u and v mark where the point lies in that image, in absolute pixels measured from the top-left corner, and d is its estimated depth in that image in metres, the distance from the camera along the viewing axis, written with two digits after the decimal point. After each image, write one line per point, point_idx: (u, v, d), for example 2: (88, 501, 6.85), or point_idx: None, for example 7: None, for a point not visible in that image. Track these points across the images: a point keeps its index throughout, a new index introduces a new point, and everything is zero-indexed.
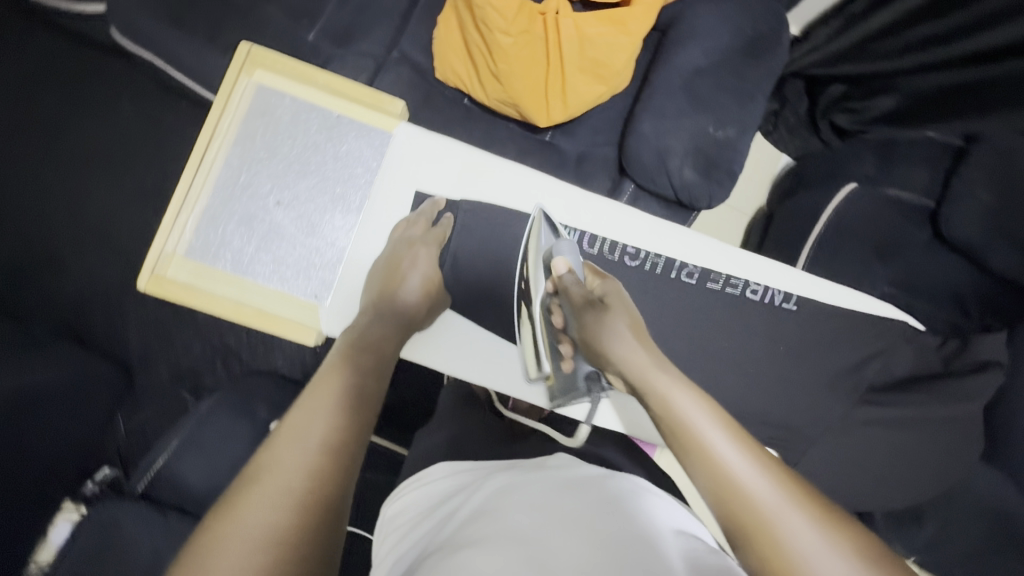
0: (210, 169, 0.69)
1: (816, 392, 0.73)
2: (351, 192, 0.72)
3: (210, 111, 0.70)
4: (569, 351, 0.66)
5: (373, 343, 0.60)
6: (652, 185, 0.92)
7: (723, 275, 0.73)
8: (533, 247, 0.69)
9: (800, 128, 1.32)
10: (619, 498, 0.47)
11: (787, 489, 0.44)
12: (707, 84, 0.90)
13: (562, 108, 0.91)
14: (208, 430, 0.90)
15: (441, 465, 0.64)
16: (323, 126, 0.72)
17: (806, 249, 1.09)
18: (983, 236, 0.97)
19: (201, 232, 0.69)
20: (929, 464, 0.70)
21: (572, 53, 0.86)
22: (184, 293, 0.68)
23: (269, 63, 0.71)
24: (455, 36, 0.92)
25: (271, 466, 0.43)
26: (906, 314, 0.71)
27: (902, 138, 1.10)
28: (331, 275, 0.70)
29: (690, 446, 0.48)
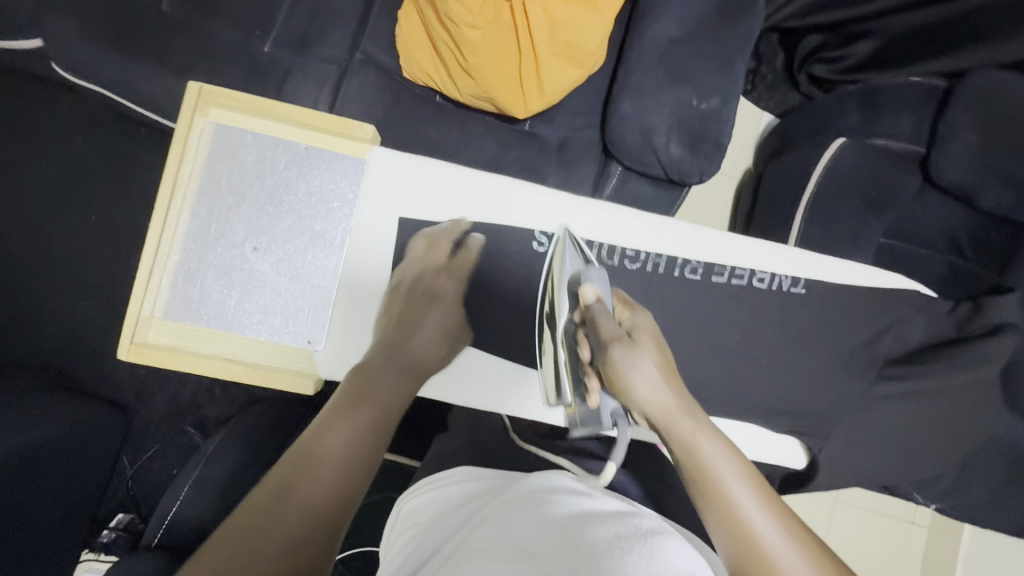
0: (177, 224, 0.66)
1: (833, 373, 0.69)
2: (330, 228, 0.69)
3: (169, 159, 0.66)
4: (597, 386, 0.60)
5: (379, 397, 0.59)
6: (639, 165, 0.90)
7: (728, 266, 0.70)
8: (557, 268, 0.67)
9: (779, 84, 1.30)
10: (641, 533, 0.43)
11: (802, 551, 0.50)
12: (685, 56, 0.86)
13: (539, 95, 0.87)
14: (217, 469, 0.89)
15: (463, 468, 0.64)
16: (291, 161, 0.68)
17: (801, 207, 1.05)
18: (978, 177, 0.95)
19: (178, 290, 0.66)
20: (940, 426, 0.70)
21: (543, 39, 0.81)
22: (168, 357, 0.65)
23: (224, 101, 0.67)
24: (419, 32, 0.88)
25: (256, 520, 0.48)
26: (917, 283, 0.70)
27: (889, 84, 1.06)
28: (322, 318, 0.67)
29: (717, 501, 0.52)
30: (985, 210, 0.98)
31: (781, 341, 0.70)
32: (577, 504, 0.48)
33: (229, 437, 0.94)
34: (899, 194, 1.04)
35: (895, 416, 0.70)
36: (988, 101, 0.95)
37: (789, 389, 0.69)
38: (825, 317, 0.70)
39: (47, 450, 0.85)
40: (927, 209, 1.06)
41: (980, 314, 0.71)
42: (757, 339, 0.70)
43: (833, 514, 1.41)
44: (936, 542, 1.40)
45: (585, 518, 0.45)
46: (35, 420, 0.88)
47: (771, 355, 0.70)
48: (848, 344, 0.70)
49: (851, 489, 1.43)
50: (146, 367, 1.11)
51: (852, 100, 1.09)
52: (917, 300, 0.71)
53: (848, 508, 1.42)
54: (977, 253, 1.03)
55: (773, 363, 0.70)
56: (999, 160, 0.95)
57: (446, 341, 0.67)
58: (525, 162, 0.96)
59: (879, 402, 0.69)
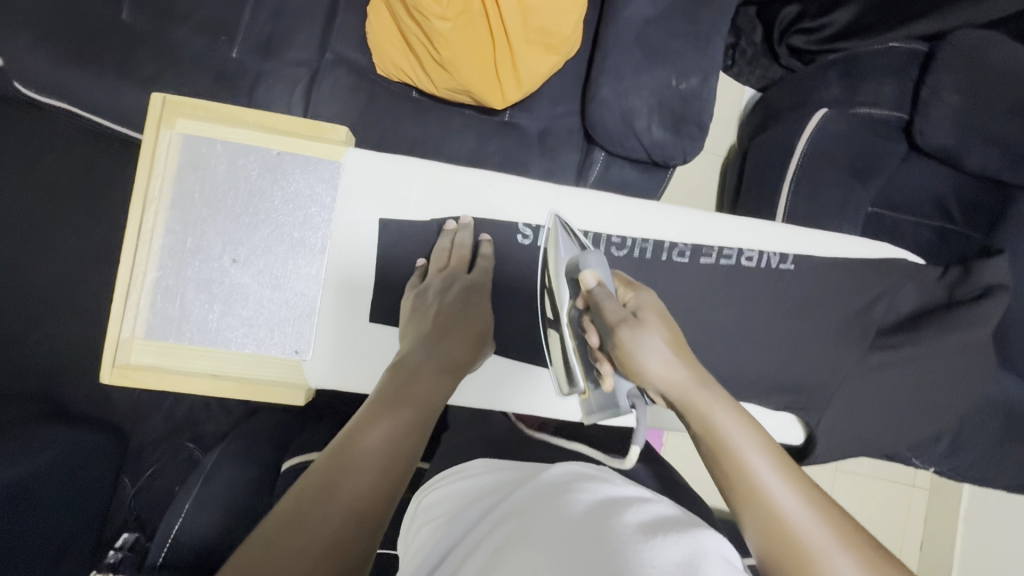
0: (151, 241, 0.64)
1: (827, 344, 0.69)
2: (310, 235, 0.67)
3: (137, 173, 0.64)
4: (609, 369, 0.59)
5: (422, 393, 0.56)
6: (622, 150, 0.89)
7: (715, 247, 0.70)
8: (553, 258, 0.67)
9: (759, 57, 1.26)
10: (668, 522, 0.43)
11: (833, 526, 0.45)
12: (661, 34, 0.84)
13: (517, 87, 0.86)
14: (217, 484, 0.88)
15: (481, 462, 0.63)
16: (264, 168, 0.66)
17: (787, 182, 1.05)
18: (960, 138, 0.95)
19: (158, 309, 0.64)
20: (937, 391, 0.70)
21: (516, 25, 0.80)
22: (154, 378, 0.64)
23: (188, 110, 0.65)
24: (389, 28, 0.86)
25: (298, 515, 0.42)
26: (902, 249, 0.70)
27: (866, 52, 1.06)
28: (308, 327, 0.67)
29: (735, 475, 0.48)
30: (971, 171, 0.97)
31: (773, 317, 0.70)
32: (600, 492, 0.48)
33: (228, 451, 0.93)
34: (884, 160, 1.03)
35: (893, 387, 0.69)
36: (967, 62, 0.95)
37: (785, 364, 0.69)
38: (815, 292, 0.70)
39: (48, 474, 0.84)
40: (913, 173, 1.05)
41: (970, 275, 0.70)
42: (750, 317, 0.70)
43: (836, 483, 1.43)
44: (937, 502, 1.43)
45: (610, 506, 0.45)
46: (30, 446, 0.87)
47: (764, 331, 0.70)
48: (840, 315, 0.70)
49: (852, 457, 1.44)
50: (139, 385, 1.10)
51: (832, 72, 1.08)
52: (906, 267, 0.71)
53: (850, 476, 1.44)
54: (964, 215, 1.02)
55: (767, 340, 0.70)
56: (982, 120, 0.94)
57: (472, 344, 0.64)
58: (507, 154, 0.95)
59: (875, 372, 0.69)
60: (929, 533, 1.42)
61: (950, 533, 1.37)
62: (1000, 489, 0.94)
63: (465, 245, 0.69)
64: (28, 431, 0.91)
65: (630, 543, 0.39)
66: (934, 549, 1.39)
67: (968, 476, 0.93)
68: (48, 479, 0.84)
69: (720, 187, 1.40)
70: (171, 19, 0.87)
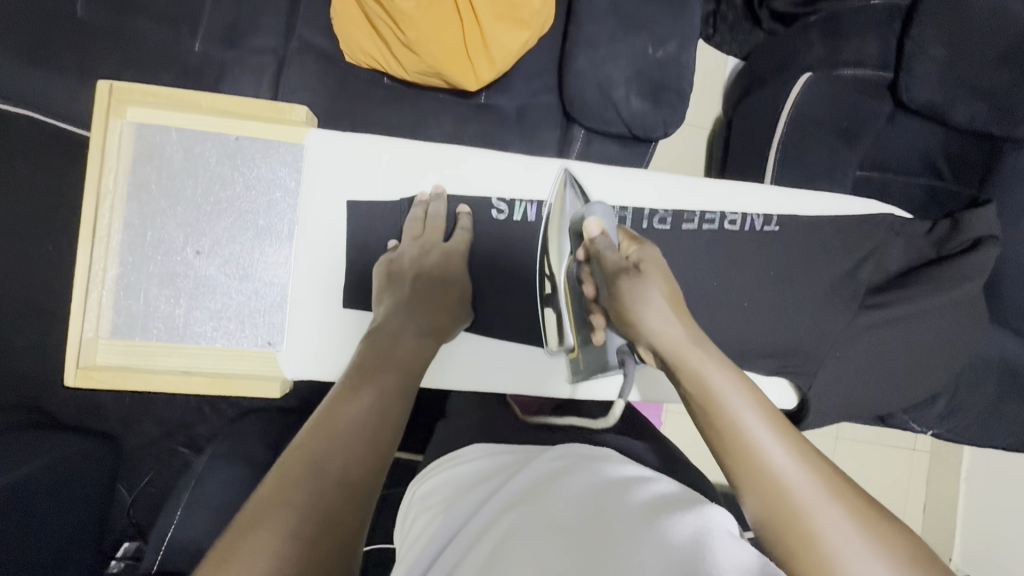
0: (109, 237, 0.62)
1: (816, 308, 0.68)
2: (275, 221, 0.66)
3: (88, 165, 0.62)
4: (601, 322, 0.64)
5: (403, 356, 0.56)
6: (602, 125, 0.86)
7: (697, 212, 0.69)
8: (557, 213, 0.68)
9: (741, 23, 1.26)
10: (670, 498, 0.42)
11: (824, 481, 0.45)
12: (634, 1, 0.82)
13: (489, 65, 0.82)
14: (208, 486, 0.87)
15: (474, 447, 0.62)
16: (223, 155, 0.64)
17: (773, 148, 1.04)
18: (944, 94, 0.93)
19: (122, 306, 0.62)
20: (933, 350, 0.68)
21: (484, 3, 0.78)
22: (119, 378, 0.61)
23: (137, 96, 0.62)
24: (354, 11, 0.84)
25: (281, 504, 0.40)
26: (887, 205, 0.69)
27: (846, 11, 1.04)
28: (280, 316, 0.65)
29: (727, 431, 0.48)
30: (960, 125, 0.95)
31: (760, 283, 0.69)
32: (598, 474, 0.47)
33: (218, 453, 0.92)
34: (870, 120, 1.01)
35: (886, 347, 0.67)
36: (949, 14, 0.93)
37: (774, 329, 0.67)
38: (802, 254, 0.69)
39: (42, 482, 0.83)
40: (899, 133, 1.04)
41: (959, 229, 0.69)
42: (735, 284, 0.69)
43: (837, 450, 1.43)
44: (938, 464, 1.43)
45: (610, 487, 0.44)
46: (19, 453, 0.85)
47: (751, 298, 0.68)
48: (829, 277, 0.68)
49: (852, 424, 1.44)
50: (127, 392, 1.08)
51: (814, 32, 1.06)
52: (892, 223, 0.70)
53: (851, 443, 1.44)
54: (954, 171, 1.01)
55: (754, 306, 0.68)
56: (967, 72, 0.92)
57: (450, 308, 0.63)
58: (485, 135, 0.93)
59: (866, 333, 0.67)
60: (932, 495, 1.43)
61: (952, 493, 1.37)
62: (999, 446, 0.94)
63: (439, 215, 0.67)
64: (16, 437, 0.89)
65: (640, 520, 0.38)
66: (938, 510, 1.40)
67: (968, 435, 0.92)
68: (41, 487, 0.83)
69: (707, 160, 1.38)
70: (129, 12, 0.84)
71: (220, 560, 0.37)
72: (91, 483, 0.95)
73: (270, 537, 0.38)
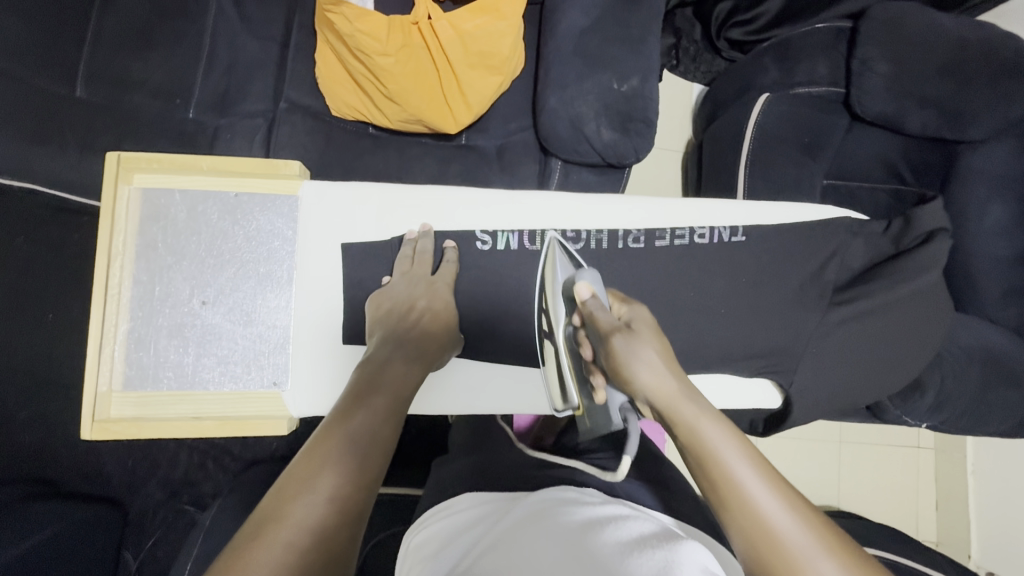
0: (119, 295, 0.65)
1: (790, 310, 0.71)
2: (275, 267, 0.69)
3: (100, 227, 0.65)
4: (602, 382, 0.65)
5: (393, 381, 0.58)
6: (577, 155, 0.92)
7: (667, 229, 0.73)
8: (550, 279, 0.70)
9: (702, 53, 1.36)
10: (650, 537, 0.45)
11: (816, 531, 0.45)
12: (594, 41, 0.88)
13: (466, 110, 0.88)
14: (216, 538, 0.86)
15: (469, 495, 0.64)
16: (224, 211, 0.68)
17: (742, 165, 1.10)
18: (894, 102, 1.01)
19: (134, 359, 0.65)
20: (911, 338, 0.70)
21: (456, 53, 0.82)
22: (133, 428, 0.64)
23: (144, 164, 0.67)
24: (338, 70, 0.90)
25: (277, 523, 0.42)
26: (843, 208, 0.74)
27: (795, 35, 1.12)
28: (284, 357, 0.68)
29: (720, 482, 0.48)
30: (915, 133, 1.03)
31: (737, 292, 0.72)
32: (583, 514, 0.50)
33: (226, 505, 0.92)
34: (828, 133, 1.09)
35: (863, 340, 0.69)
36: (888, 32, 1.01)
37: (753, 335, 0.70)
38: (772, 257, 0.73)
39: (45, 556, 0.81)
40: (858, 142, 1.11)
41: (911, 224, 0.72)
42: (711, 293, 0.72)
43: (843, 454, 1.44)
44: (944, 459, 1.44)
45: (596, 526, 0.47)
46: (28, 523, 0.84)
47: (727, 305, 0.72)
48: (799, 280, 0.72)
49: (854, 426, 1.45)
50: (133, 452, 1.10)
51: (767, 56, 1.14)
52: (849, 225, 0.74)
53: (856, 445, 1.44)
54: (917, 177, 1.09)
55: (731, 312, 0.72)
56: (911, 82, 1.00)
57: (437, 336, 0.65)
58: (469, 174, 0.99)
59: (839, 329, 0.69)
60: (942, 491, 1.43)
61: (962, 486, 1.38)
62: (995, 432, 0.96)
63: (426, 251, 0.70)
64: (27, 508, 0.88)
65: (627, 555, 0.41)
66: (950, 505, 1.40)
67: (960, 423, 0.94)
68: (44, 561, 0.81)
69: (682, 181, 1.44)
70: (126, 87, 0.90)
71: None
72: (96, 552, 0.94)
73: (269, 555, 0.40)
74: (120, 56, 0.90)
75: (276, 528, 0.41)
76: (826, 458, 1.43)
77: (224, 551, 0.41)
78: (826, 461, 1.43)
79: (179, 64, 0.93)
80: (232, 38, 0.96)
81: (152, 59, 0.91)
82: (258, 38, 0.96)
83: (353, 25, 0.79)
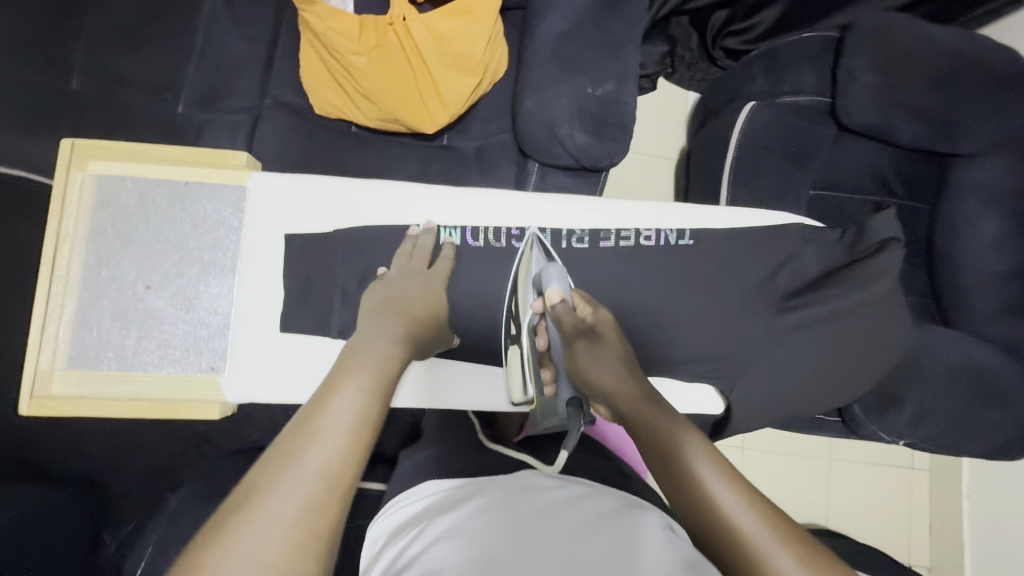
0: (66, 276, 0.71)
1: (739, 314, 0.71)
2: (220, 256, 0.75)
3: (51, 210, 0.71)
4: (550, 376, 0.70)
5: (381, 353, 0.57)
6: (553, 158, 0.91)
7: (614, 231, 0.76)
8: (524, 273, 0.74)
9: (697, 61, 1.36)
10: (602, 509, 0.48)
11: (775, 526, 0.43)
12: (573, 45, 0.88)
13: (442, 109, 0.88)
14: (180, 524, 0.87)
15: (430, 483, 0.63)
16: (173, 200, 0.74)
17: (725, 176, 1.08)
18: (882, 114, 0.97)
19: (76, 339, 0.70)
20: (867, 348, 0.70)
21: (430, 53, 0.84)
22: (71, 404, 0.69)
23: (97, 151, 0.73)
24: (318, 68, 0.91)
25: (262, 494, 0.42)
26: (794, 215, 0.74)
27: (783, 45, 1.10)
28: (223, 343, 0.73)
29: (678, 467, 0.50)
30: (907, 146, 1.00)
31: (681, 296, 0.73)
32: (539, 493, 0.53)
33: (194, 492, 0.93)
34: (817, 145, 1.06)
35: (812, 347, 0.69)
36: (875, 41, 0.98)
37: (699, 339, 0.72)
38: (721, 263, 0.74)
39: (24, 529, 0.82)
40: (848, 153, 1.08)
41: (864, 234, 0.72)
42: (659, 296, 0.73)
43: (833, 472, 1.39)
44: (940, 483, 1.39)
45: (549, 504, 0.50)
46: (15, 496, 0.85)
47: (670, 309, 0.73)
48: (750, 286, 0.72)
49: (844, 443, 1.42)
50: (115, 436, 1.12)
51: (756, 66, 1.11)
52: (802, 231, 0.74)
53: (846, 463, 1.41)
54: (907, 187, 1.09)
55: (677, 315, 0.73)
56: (900, 93, 0.97)
57: (427, 324, 0.65)
58: (448, 174, 1.00)
59: (788, 334, 0.70)
60: (936, 516, 1.38)
61: (957, 511, 1.33)
62: (980, 454, 0.92)
63: (427, 246, 0.73)
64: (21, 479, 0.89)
65: (578, 527, 0.44)
66: (945, 530, 1.35)
67: (944, 443, 0.91)
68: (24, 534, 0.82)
69: (674, 188, 1.43)
70: (116, 82, 0.93)
71: (204, 550, 0.39)
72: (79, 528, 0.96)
73: (252, 524, 0.40)
74: (112, 52, 0.93)
75: (259, 501, 0.41)
76: (815, 476, 1.39)
77: (206, 527, 0.41)
78: (816, 479, 1.38)
79: (169, 60, 0.96)
80: (220, 36, 0.98)
81: (143, 56, 0.95)
82: (246, 37, 0.99)
83: (325, 23, 0.81)
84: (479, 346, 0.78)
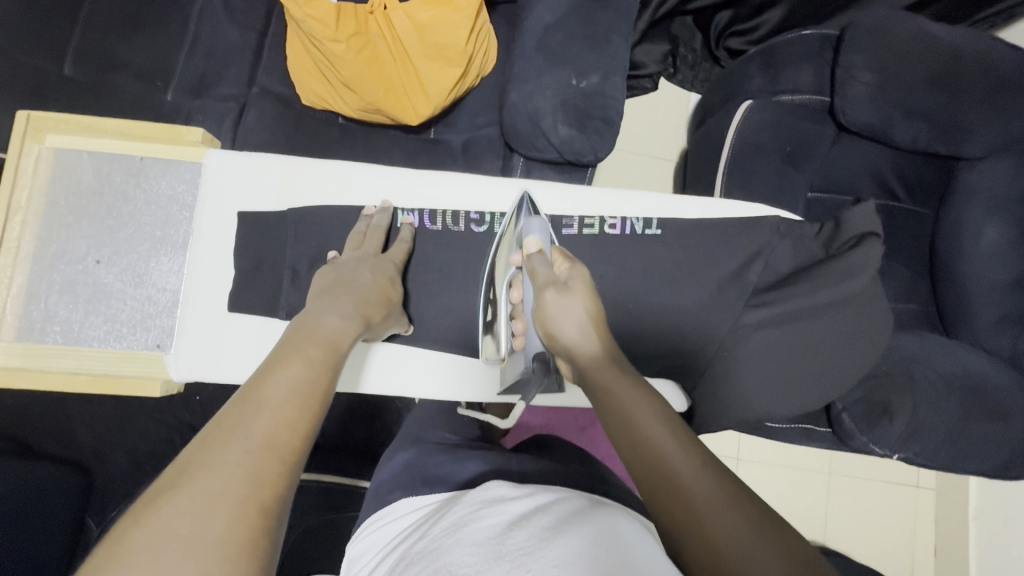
0: (17, 247, 0.76)
1: (704, 306, 0.71)
2: (171, 232, 0.79)
3: (7, 183, 0.76)
4: (520, 327, 0.67)
5: (328, 329, 0.55)
6: (537, 152, 0.90)
7: (577, 218, 0.74)
8: (512, 230, 0.72)
9: (701, 62, 1.32)
10: (573, 514, 0.44)
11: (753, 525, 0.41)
12: (559, 37, 0.87)
13: (425, 100, 0.88)
14: None
15: (407, 500, 0.57)
16: (128, 174, 0.79)
17: (719, 174, 1.05)
18: (881, 115, 0.94)
19: (25, 312, 0.76)
20: (842, 350, 0.69)
21: (413, 44, 0.84)
22: (16, 375, 0.74)
23: (53, 125, 0.77)
24: (304, 57, 0.90)
25: (203, 468, 0.38)
26: (772, 207, 0.72)
27: (781, 42, 1.06)
28: (168, 322, 0.77)
29: (658, 472, 0.46)
30: (905, 143, 0.97)
31: (648, 286, 0.72)
32: (504, 500, 0.48)
33: None
34: (813, 144, 1.03)
35: (777, 347, 0.69)
36: (874, 38, 0.94)
37: (667, 334, 0.71)
38: (690, 254, 0.72)
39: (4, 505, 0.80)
40: (846, 154, 1.05)
41: (841, 228, 0.71)
42: (624, 287, 0.72)
43: (832, 487, 1.34)
44: (946, 503, 1.33)
45: (514, 511, 0.46)
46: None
47: (637, 301, 0.72)
48: (717, 278, 0.71)
49: (845, 457, 1.36)
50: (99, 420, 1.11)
51: (754, 62, 1.07)
52: (777, 225, 0.72)
53: (846, 478, 1.35)
54: (909, 192, 1.05)
55: (642, 307, 0.72)
56: (897, 93, 0.92)
57: (381, 306, 0.64)
58: (433, 168, 0.99)
59: (754, 333, 0.69)
60: (941, 538, 1.32)
61: (962, 534, 1.27)
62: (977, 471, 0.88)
63: (381, 226, 0.72)
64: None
65: (545, 531, 0.41)
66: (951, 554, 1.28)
67: (940, 458, 0.87)
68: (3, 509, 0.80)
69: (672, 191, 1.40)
70: (109, 66, 0.94)
71: (124, 534, 0.34)
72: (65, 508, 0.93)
73: (193, 499, 0.36)
74: (106, 36, 0.93)
75: (195, 475, 0.37)
76: (813, 490, 1.33)
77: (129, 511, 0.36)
78: (813, 494, 1.33)
79: (162, 47, 0.97)
80: (211, 22, 0.99)
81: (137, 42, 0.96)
82: (239, 25, 0.99)
83: (303, 9, 0.79)
84: (449, 336, 0.77)
